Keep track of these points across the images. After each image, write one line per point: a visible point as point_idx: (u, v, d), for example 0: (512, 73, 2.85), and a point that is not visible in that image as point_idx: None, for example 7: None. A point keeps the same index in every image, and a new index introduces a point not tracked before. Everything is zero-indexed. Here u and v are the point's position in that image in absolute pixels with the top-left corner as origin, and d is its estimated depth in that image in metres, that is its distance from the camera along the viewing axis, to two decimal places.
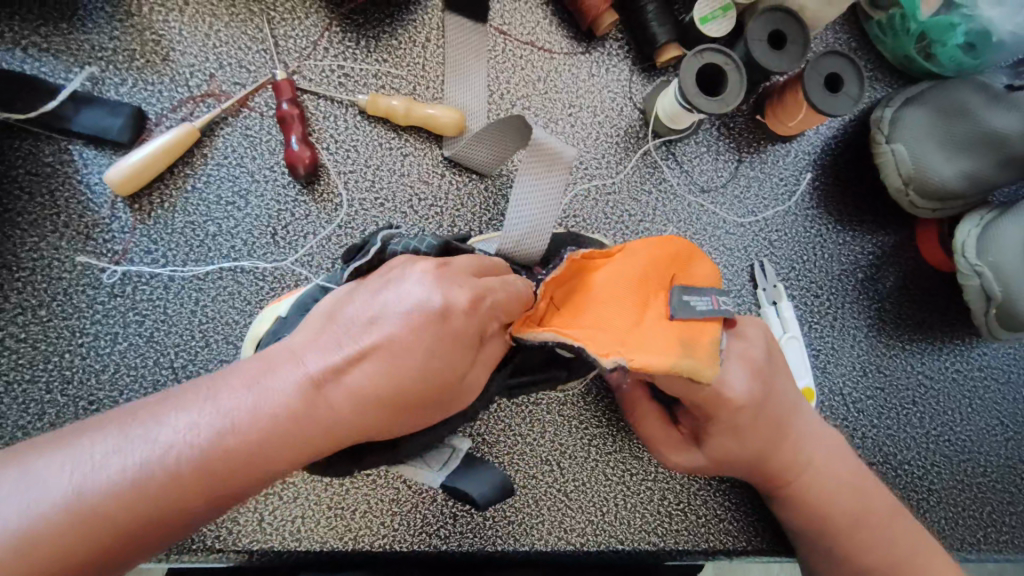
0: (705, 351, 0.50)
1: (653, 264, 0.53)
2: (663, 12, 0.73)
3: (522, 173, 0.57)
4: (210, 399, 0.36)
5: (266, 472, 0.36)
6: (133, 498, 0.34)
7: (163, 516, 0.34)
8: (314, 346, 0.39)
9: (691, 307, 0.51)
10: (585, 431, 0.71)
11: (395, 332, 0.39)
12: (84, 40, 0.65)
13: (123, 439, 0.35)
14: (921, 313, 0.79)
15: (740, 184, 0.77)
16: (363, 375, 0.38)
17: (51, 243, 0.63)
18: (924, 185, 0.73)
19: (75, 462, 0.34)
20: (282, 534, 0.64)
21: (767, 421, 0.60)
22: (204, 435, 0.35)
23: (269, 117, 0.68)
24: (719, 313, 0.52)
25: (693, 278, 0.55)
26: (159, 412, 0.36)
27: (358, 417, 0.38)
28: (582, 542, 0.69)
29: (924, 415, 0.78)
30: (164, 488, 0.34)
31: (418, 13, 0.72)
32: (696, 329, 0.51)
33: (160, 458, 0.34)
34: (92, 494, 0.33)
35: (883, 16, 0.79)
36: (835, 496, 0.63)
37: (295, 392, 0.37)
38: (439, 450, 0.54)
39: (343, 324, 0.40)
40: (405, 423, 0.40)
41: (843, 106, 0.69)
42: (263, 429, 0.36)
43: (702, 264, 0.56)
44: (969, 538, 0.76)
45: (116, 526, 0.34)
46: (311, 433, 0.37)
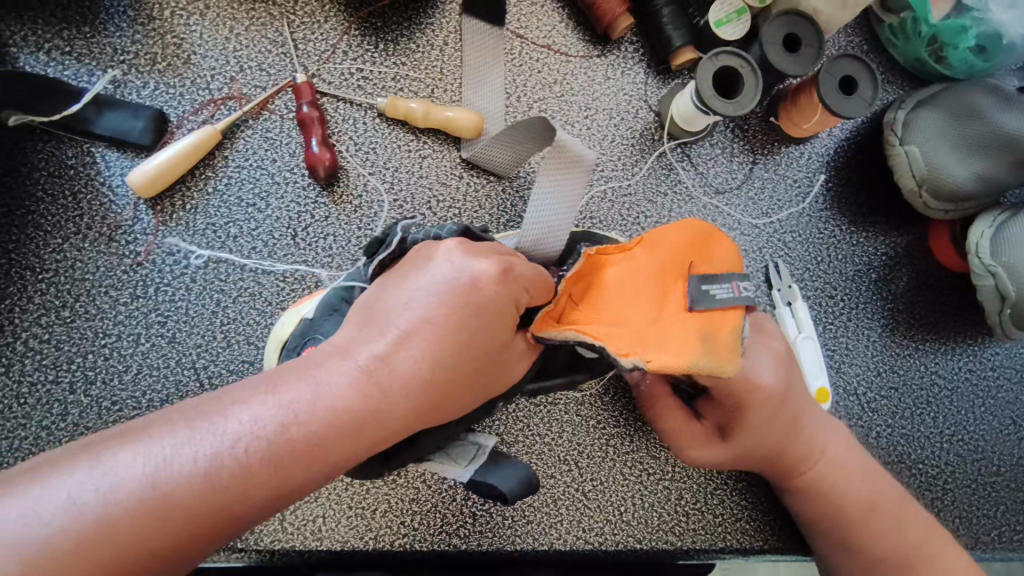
0: (726, 346, 0.48)
1: (673, 255, 0.52)
2: (678, 16, 0.73)
3: (547, 174, 0.56)
4: (272, 389, 0.37)
5: (330, 461, 0.37)
6: (206, 488, 0.34)
7: (235, 506, 0.35)
8: (363, 336, 0.41)
9: (709, 298, 0.51)
10: (603, 431, 0.71)
11: (440, 318, 0.41)
12: (107, 44, 0.66)
13: (193, 429, 0.35)
14: (934, 313, 0.80)
15: (754, 186, 0.78)
16: (410, 359, 0.40)
17: (74, 245, 0.64)
18: (937, 186, 0.73)
19: (144, 455, 0.34)
20: (303, 533, 0.65)
21: (787, 413, 0.62)
22: (272, 425, 0.36)
23: (289, 120, 0.69)
24: (742, 300, 0.51)
25: (718, 262, 0.53)
26: (223, 404, 0.36)
27: (410, 404, 0.40)
28: (600, 542, 0.69)
29: (938, 415, 0.78)
30: (237, 478, 0.35)
31: (436, 16, 0.73)
32: (717, 321, 0.50)
33: (231, 447, 0.35)
34: (166, 485, 0.33)
35: (894, 20, 0.80)
36: (849, 489, 0.63)
37: (353, 381, 0.38)
38: (464, 447, 0.55)
39: (385, 314, 0.42)
40: (450, 406, 0.42)
41: (857, 108, 0.69)
42: (328, 416, 0.37)
43: (725, 246, 0.54)
44: (984, 537, 0.77)
45: (191, 516, 0.34)
46: (371, 421, 0.38)
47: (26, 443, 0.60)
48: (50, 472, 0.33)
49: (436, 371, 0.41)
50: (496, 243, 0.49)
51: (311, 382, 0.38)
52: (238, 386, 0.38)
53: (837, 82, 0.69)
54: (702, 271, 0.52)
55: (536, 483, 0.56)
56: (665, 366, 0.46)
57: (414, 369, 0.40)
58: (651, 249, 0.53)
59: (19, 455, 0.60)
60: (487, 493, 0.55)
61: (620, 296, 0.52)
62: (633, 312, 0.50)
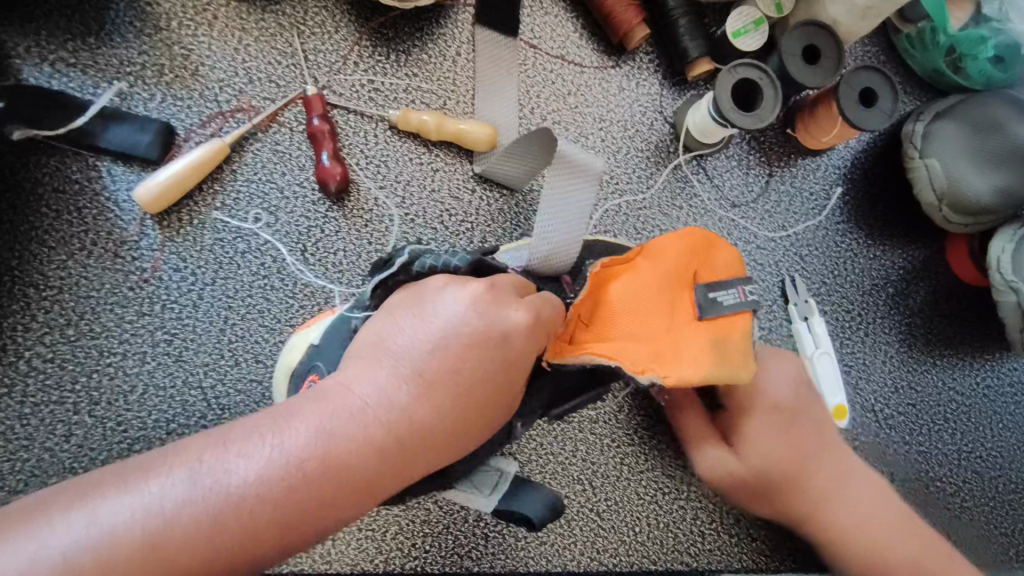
0: (738, 351, 0.48)
1: (676, 265, 0.50)
2: (695, 26, 0.72)
3: (550, 182, 0.52)
4: (275, 431, 0.36)
5: (334, 509, 0.36)
6: (205, 538, 0.33)
7: (236, 558, 0.34)
8: (368, 374, 0.40)
9: (717, 304, 0.49)
10: (618, 449, 0.70)
11: (453, 359, 0.41)
12: (112, 55, 0.65)
13: (193, 474, 0.34)
14: (951, 328, 0.79)
15: (770, 199, 0.77)
16: (418, 400, 0.40)
17: (78, 261, 0.62)
18: (957, 200, 0.72)
19: (145, 504, 0.33)
20: (313, 557, 0.63)
21: (804, 431, 0.63)
22: (278, 472, 0.35)
23: (299, 133, 0.67)
24: (748, 305, 0.50)
25: (720, 270, 0.52)
26: (224, 446, 0.36)
27: (417, 447, 0.39)
28: (615, 563, 0.68)
29: (956, 432, 0.77)
30: (238, 528, 0.34)
31: (448, 27, 0.72)
32: (726, 328, 0.49)
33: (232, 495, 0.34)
34: (165, 533, 0.33)
35: (912, 30, 0.79)
36: (887, 527, 0.61)
37: (358, 424, 0.37)
38: (487, 475, 0.53)
39: (395, 353, 0.41)
40: (458, 449, 0.41)
41: (877, 120, 0.68)
42: (332, 462, 0.36)
43: (725, 252, 0.53)
44: (1002, 555, 0.76)
45: (190, 568, 0.33)
46: (380, 465, 0.37)
47: (28, 466, 0.58)
48: (51, 517, 0.33)
49: (447, 413, 0.40)
50: (511, 274, 0.49)
51: (319, 425, 0.37)
52: (240, 427, 0.37)
53: (858, 94, 0.68)
54: (706, 278, 0.51)
55: (561, 505, 0.56)
56: (683, 378, 0.45)
57: (422, 410, 0.39)
58: (655, 260, 0.50)
59: (21, 479, 0.58)
60: (508, 518, 0.55)
61: (630, 308, 0.48)
62: (646, 325, 0.48)
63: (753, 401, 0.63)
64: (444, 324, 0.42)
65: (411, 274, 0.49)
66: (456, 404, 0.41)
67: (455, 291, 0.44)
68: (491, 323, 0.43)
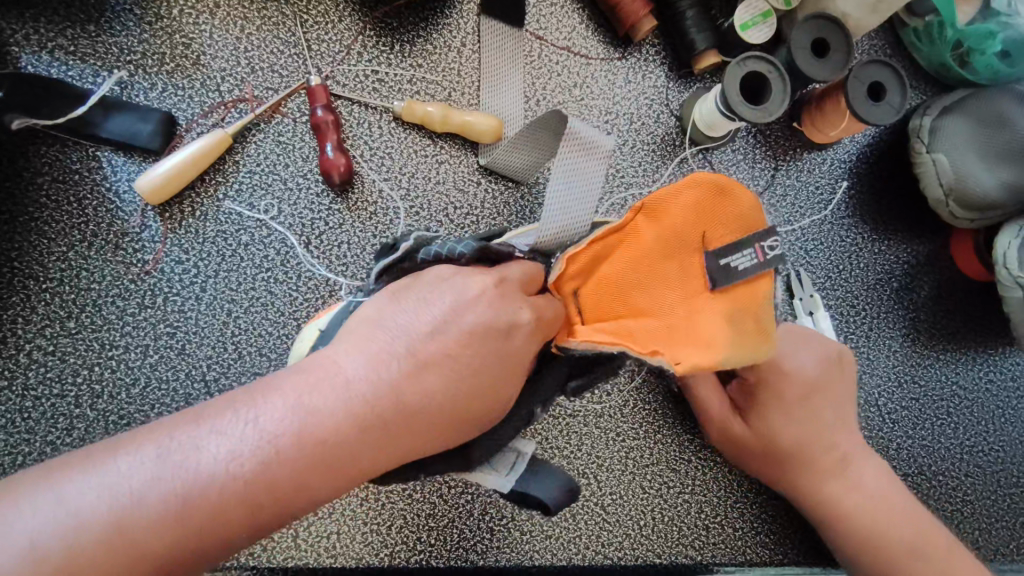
0: (754, 323, 0.45)
1: (682, 226, 0.45)
2: (702, 18, 0.71)
3: (559, 162, 0.45)
4: (252, 411, 0.36)
5: (308, 494, 0.36)
6: (173, 521, 0.34)
7: (204, 541, 0.34)
8: (357, 353, 0.39)
9: (731, 271, 0.44)
10: (623, 443, 0.70)
11: (449, 344, 0.41)
12: (112, 43, 0.64)
13: (166, 453, 0.35)
14: (955, 323, 0.79)
15: (776, 193, 0.76)
16: (406, 381, 0.39)
17: (79, 253, 0.61)
18: (964, 195, 0.72)
19: (115, 484, 0.34)
20: (317, 550, 0.63)
21: (827, 408, 0.63)
22: (253, 455, 0.35)
23: (302, 123, 0.66)
24: (766, 266, 0.45)
25: (734, 225, 0.45)
26: (199, 426, 0.36)
27: (404, 430, 0.38)
28: (620, 557, 0.68)
29: (958, 426, 0.77)
30: (208, 511, 0.34)
31: (452, 16, 0.71)
32: (746, 298, 0.45)
33: (202, 476, 0.34)
34: (131, 516, 0.33)
35: (919, 23, 0.78)
36: (887, 518, 0.62)
37: (341, 404, 0.37)
38: (506, 455, 0.53)
39: (388, 335, 0.40)
40: (448, 435, 0.40)
41: (886, 115, 0.68)
42: (310, 442, 0.36)
43: (742, 202, 0.45)
44: (1002, 548, 0.76)
45: (156, 551, 0.33)
46: (362, 449, 0.37)
47: (30, 459, 0.58)
48: (19, 498, 0.34)
49: (440, 399, 0.40)
50: (520, 260, 0.47)
51: (298, 406, 0.36)
52: (219, 404, 0.37)
53: (866, 88, 0.67)
54: (717, 240, 0.45)
55: (576, 488, 0.56)
56: (696, 362, 0.42)
57: (408, 392, 0.39)
58: (657, 221, 0.45)
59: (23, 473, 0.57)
60: (527, 501, 0.55)
61: (630, 282, 0.45)
62: (651, 301, 0.45)
63: (780, 380, 0.60)
64: (440, 305, 0.42)
65: (415, 262, 0.48)
66: (447, 387, 0.40)
67: (460, 279, 0.43)
68: (490, 309, 0.42)
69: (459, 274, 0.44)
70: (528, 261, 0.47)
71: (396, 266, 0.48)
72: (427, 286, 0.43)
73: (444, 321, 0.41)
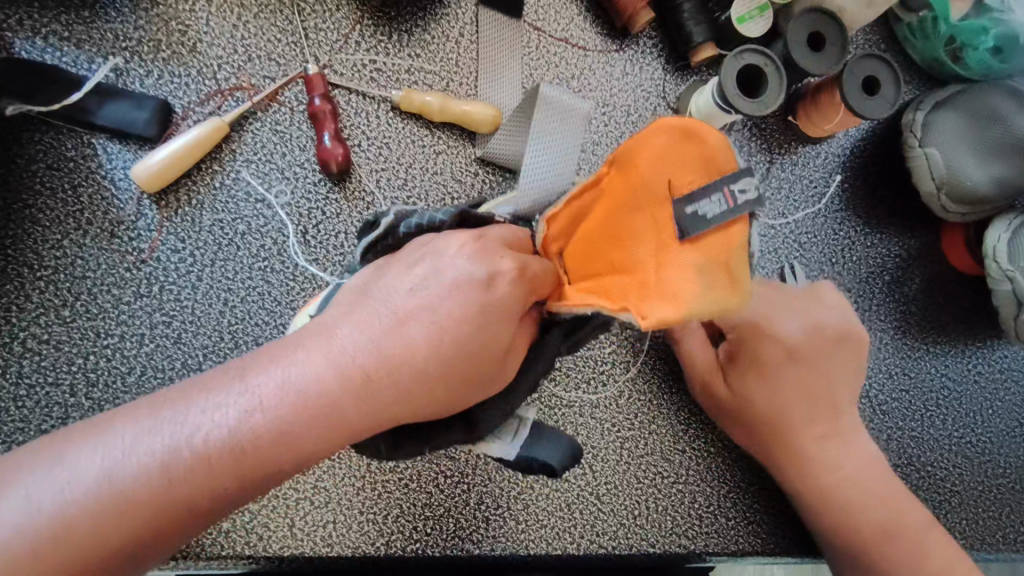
0: (727, 279, 0.37)
1: (646, 176, 0.40)
2: (699, 11, 0.72)
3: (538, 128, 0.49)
4: (239, 376, 0.37)
5: (298, 457, 0.37)
6: (160, 480, 0.35)
7: (199, 502, 0.36)
8: (346, 321, 0.39)
9: (698, 220, 0.37)
10: (617, 434, 0.70)
11: (434, 302, 0.39)
12: (107, 29, 0.63)
13: (156, 423, 0.36)
14: (945, 316, 0.80)
15: (772, 186, 0.77)
16: (391, 342, 0.38)
17: (73, 241, 0.61)
18: (956, 189, 0.73)
19: (107, 449, 0.35)
20: (313, 539, 0.63)
21: (814, 377, 0.64)
22: (235, 416, 0.36)
23: (300, 112, 0.66)
24: (739, 211, 0.36)
25: (700, 167, 0.38)
26: (187, 398, 0.37)
27: (387, 390, 0.37)
28: (614, 546, 0.69)
29: (947, 417, 0.78)
30: (194, 470, 0.35)
31: (450, 6, 0.71)
32: (715, 250, 0.37)
33: (191, 442, 0.35)
34: (121, 478, 0.35)
35: (914, 19, 0.79)
36: (864, 495, 0.63)
37: (328, 370, 0.37)
38: (511, 422, 0.51)
39: (373, 299, 0.39)
40: (441, 402, 0.39)
41: (880, 109, 0.68)
42: (289, 401, 0.36)
43: (711, 138, 0.38)
44: (988, 537, 0.77)
45: (148, 510, 0.35)
46: (344, 409, 0.36)
47: None
48: (19, 471, 0.35)
49: (428, 360, 0.38)
50: (508, 227, 0.46)
51: (280, 369, 0.37)
52: (210, 372, 0.38)
53: (860, 81, 0.68)
54: (683, 185, 0.38)
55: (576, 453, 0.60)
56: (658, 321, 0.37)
57: (397, 357, 0.38)
58: (623, 176, 0.42)
59: None
60: (529, 465, 0.57)
61: (606, 239, 0.43)
62: (624, 257, 0.41)
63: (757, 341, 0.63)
64: (425, 267, 0.40)
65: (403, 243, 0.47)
66: (440, 353, 0.38)
67: (446, 240, 0.42)
68: (475, 270, 0.40)
69: (449, 237, 0.42)
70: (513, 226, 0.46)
71: (380, 243, 0.48)
72: (414, 254, 0.42)
73: (433, 289, 0.39)
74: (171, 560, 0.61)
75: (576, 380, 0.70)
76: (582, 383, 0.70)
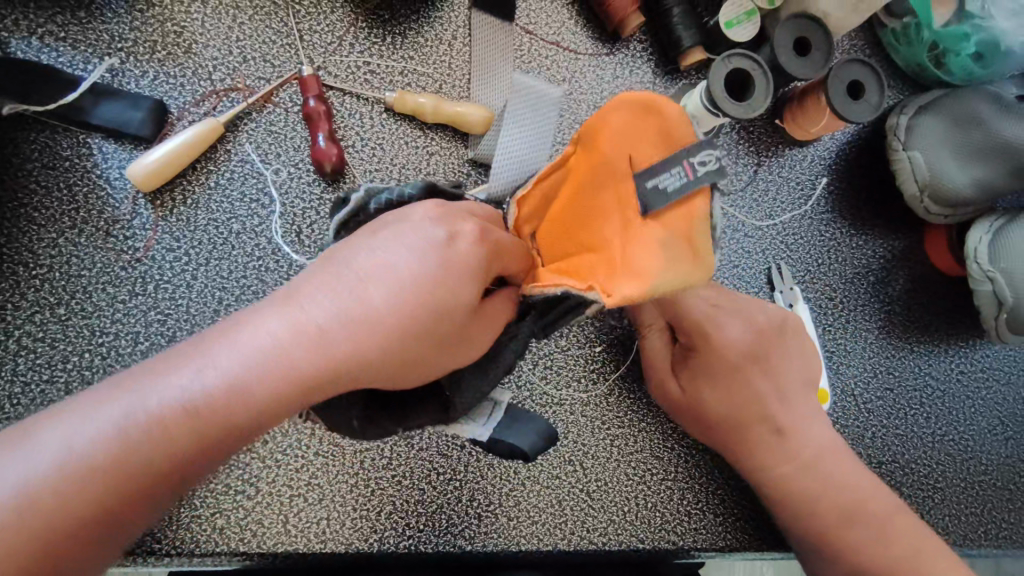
0: (691, 250, 0.38)
1: (609, 154, 0.42)
2: (688, 15, 0.73)
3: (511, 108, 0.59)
4: (196, 353, 0.36)
5: (264, 423, 0.37)
6: (123, 458, 0.35)
7: (167, 470, 0.35)
8: (309, 288, 0.38)
9: (659, 194, 0.39)
10: (608, 431, 0.71)
11: (396, 266, 0.39)
12: (103, 30, 0.64)
13: (120, 395, 0.35)
14: (929, 316, 0.81)
15: (759, 188, 0.79)
16: (351, 305, 0.38)
17: (69, 239, 0.61)
18: (938, 192, 0.74)
19: (65, 432, 0.35)
20: (307, 536, 0.64)
21: (768, 376, 0.65)
22: (194, 391, 0.35)
23: (294, 113, 0.67)
24: (698, 183, 0.38)
25: (661, 142, 0.39)
26: (147, 376, 0.36)
27: (348, 353, 0.37)
28: (604, 542, 0.69)
29: (930, 416, 0.80)
30: (157, 446, 0.35)
31: (444, 10, 0.72)
32: (671, 230, 0.38)
33: (160, 412, 0.35)
34: (82, 459, 0.34)
35: (898, 25, 0.80)
36: (828, 486, 0.63)
37: (288, 337, 0.36)
38: (482, 406, 0.54)
39: (336, 268, 0.39)
40: (406, 363, 0.40)
41: (865, 112, 0.70)
42: (248, 372, 0.35)
43: (673, 109, 0.39)
44: (970, 534, 0.79)
45: (111, 490, 0.34)
46: (305, 375, 0.36)
47: None
48: None
49: (390, 321, 0.38)
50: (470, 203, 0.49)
51: (239, 341, 0.36)
52: (169, 351, 0.38)
53: (845, 86, 0.69)
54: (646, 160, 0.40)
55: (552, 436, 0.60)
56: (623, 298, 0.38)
57: (358, 320, 0.37)
58: (588, 156, 0.44)
59: None
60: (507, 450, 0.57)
61: (575, 223, 0.46)
62: (595, 236, 0.44)
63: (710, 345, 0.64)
64: (387, 236, 0.41)
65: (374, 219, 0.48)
66: (403, 317, 0.39)
67: (409, 211, 0.43)
68: (437, 236, 0.42)
69: (413, 207, 0.44)
70: (479, 204, 0.49)
71: (351, 220, 0.49)
72: (379, 226, 0.42)
73: (395, 255, 0.40)
74: (165, 557, 0.62)
75: (567, 379, 0.71)
76: (573, 381, 0.71)
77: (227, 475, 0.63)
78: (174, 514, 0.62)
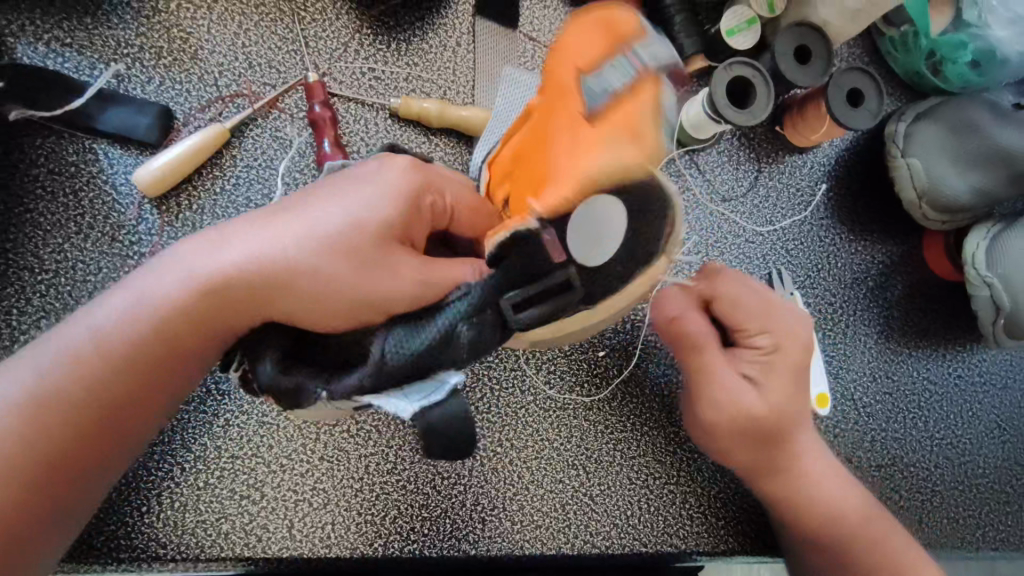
0: (643, 139, 0.45)
1: (552, 76, 0.48)
2: (690, 23, 0.74)
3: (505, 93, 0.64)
4: (157, 279, 0.47)
5: (211, 329, 0.47)
6: (104, 363, 0.46)
7: (131, 370, 0.46)
8: (252, 230, 0.48)
9: (605, 92, 0.45)
10: (611, 435, 0.72)
11: (325, 209, 0.48)
12: (109, 36, 0.64)
13: (74, 335, 0.47)
14: (927, 320, 0.82)
15: (759, 194, 0.79)
16: (284, 239, 0.47)
17: (75, 244, 0.61)
18: (936, 199, 0.76)
19: (61, 346, 0.46)
20: (312, 540, 0.64)
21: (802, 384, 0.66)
22: (156, 310, 0.46)
23: (299, 119, 0.67)
24: (645, 76, 0.46)
25: (602, 46, 0.46)
26: (121, 301, 0.47)
27: (278, 275, 0.45)
28: (608, 545, 0.70)
29: (929, 419, 0.81)
30: (131, 354, 0.46)
31: (449, 17, 0.72)
32: (624, 116, 0.45)
33: (100, 349, 0.46)
34: (72, 364, 0.46)
35: (895, 33, 0.82)
36: (837, 492, 0.66)
37: (229, 266, 0.46)
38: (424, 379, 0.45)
39: (276, 213, 0.48)
40: (332, 288, 0.45)
41: (864, 120, 0.71)
42: (196, 293, 0.46)
43: (615, 22, 0.47)
44: (968, 536, 0.80)
45: (93, 389, 0.46)
46: (238, 295, 0.46)
47: None
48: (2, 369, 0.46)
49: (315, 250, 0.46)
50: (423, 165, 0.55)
51: (190, 269, 0.47)
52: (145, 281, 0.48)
53: (845, 94, 0.70)
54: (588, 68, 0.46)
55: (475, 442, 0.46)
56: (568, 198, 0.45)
57: (272, 260, 0.46)
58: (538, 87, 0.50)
59: None
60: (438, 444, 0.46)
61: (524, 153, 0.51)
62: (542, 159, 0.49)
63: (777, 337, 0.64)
64: (324, 188, 0.49)
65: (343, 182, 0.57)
66: (310, 257, 0.46)
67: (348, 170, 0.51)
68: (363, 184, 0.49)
69: (354, 167, 0.51)
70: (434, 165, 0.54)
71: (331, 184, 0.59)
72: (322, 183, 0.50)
73: (326, 202, 0.48)
74: (170, 563, 0.62)
75: (570, 383, 0.72)
76: (576, 386, 0.72)
77: (232, 480, 0.63)
78: (180, 519, 0.62)
